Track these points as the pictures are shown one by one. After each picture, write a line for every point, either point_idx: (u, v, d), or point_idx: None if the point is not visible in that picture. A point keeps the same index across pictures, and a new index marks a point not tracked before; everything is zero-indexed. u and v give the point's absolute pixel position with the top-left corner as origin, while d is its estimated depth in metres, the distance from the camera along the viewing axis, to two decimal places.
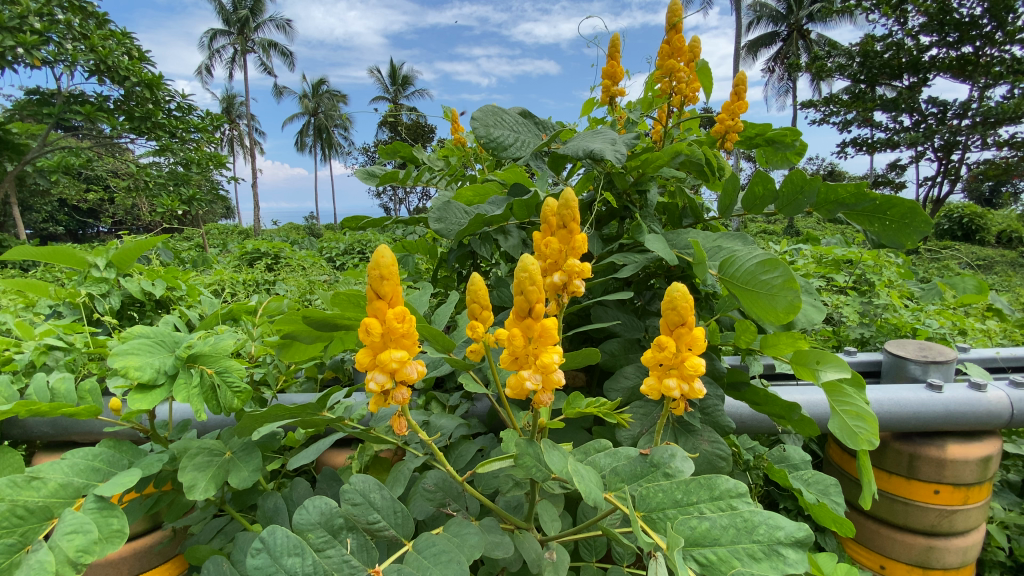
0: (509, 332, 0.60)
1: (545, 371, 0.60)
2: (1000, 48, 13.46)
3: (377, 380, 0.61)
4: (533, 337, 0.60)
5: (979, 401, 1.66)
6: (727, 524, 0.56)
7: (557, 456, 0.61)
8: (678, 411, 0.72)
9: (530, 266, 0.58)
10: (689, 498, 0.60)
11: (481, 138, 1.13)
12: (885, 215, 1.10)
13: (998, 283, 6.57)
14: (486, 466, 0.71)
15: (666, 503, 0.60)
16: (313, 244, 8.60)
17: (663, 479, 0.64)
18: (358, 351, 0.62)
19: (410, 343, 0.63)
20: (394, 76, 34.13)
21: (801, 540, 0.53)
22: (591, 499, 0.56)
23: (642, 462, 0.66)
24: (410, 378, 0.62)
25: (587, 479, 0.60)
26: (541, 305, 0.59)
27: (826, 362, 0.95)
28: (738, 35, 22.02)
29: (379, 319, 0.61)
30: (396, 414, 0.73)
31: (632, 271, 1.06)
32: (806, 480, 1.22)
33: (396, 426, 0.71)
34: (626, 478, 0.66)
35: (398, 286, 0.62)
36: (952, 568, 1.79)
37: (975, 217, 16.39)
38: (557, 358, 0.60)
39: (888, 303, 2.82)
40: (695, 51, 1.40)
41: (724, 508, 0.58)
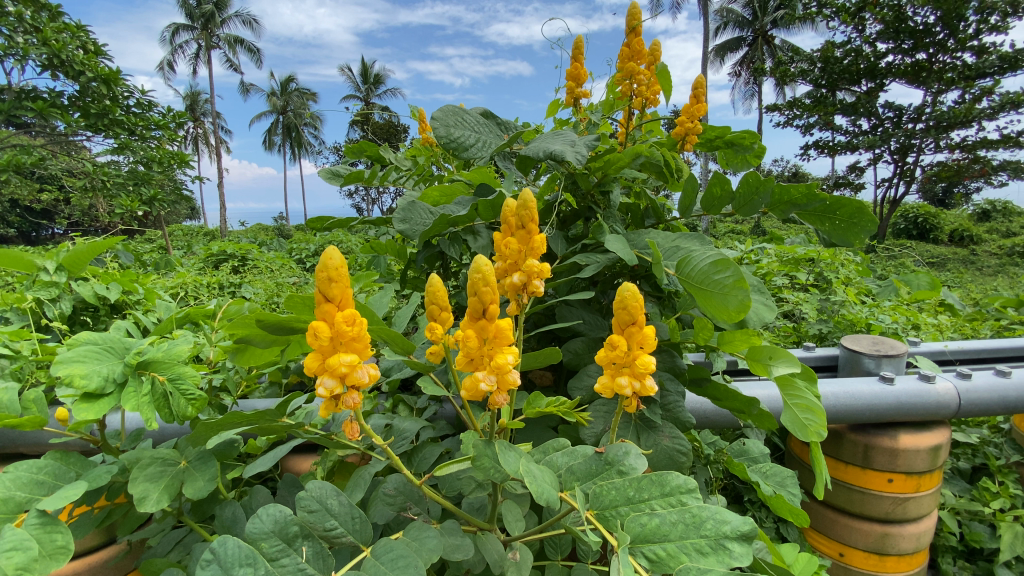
0: (463, 333, 0.59)
1: (500, 373, 0.59)
2: (952, 55, 14.20)
3: (326, 386, 0.59)
4: (487, 337, 0.59)
5: (928, 393, 1.74)
6: (676, 520, 0.56)
7: (511, 457, 0.61)
8: (632, 411, 0.73)
9: (485, 266, 0.57)
10: (641, 494, 0.60)
11: (440, 138, 1.08)
12: (835, 214, 1.12)
13: (950, 280, 6.91)
14: (444, 468, 0.70)
15: (619, 500, 0.60)
16: (283, 245, 8.40)
17: (616, 477, 0.63)
18: (306, 355, 0.60)
19: (362, 346, 0.61)
20: (366, 75, 33.66)
21: (746, 534, 0.54)
22: (543, 498, 0.56)
23: (597, 460, 0.66)
24: (362, 382, 0.60)
25: (540, 479, 0.59)
26: (496, 306, 0.58)
27: (778, 358, 0.99)
28: (707, 39, 22.50)
29: (328, 322, 0.59)
30: (349, 419, 0.70)
31: (593, 271, 1.06)
32: (764, 473, 1.25)
33: (348, 431, 0.69)
34: (580, 477, 0.65)
35: (348, 289, 0.61)
36: (906, 554, 1.87)
37: (929, 216, 17.23)
38: (512, 358, 0.59)
39: (842, 299, 2.94)
40: (655, 54, 1.42)
41: (674, 504, 0.58)
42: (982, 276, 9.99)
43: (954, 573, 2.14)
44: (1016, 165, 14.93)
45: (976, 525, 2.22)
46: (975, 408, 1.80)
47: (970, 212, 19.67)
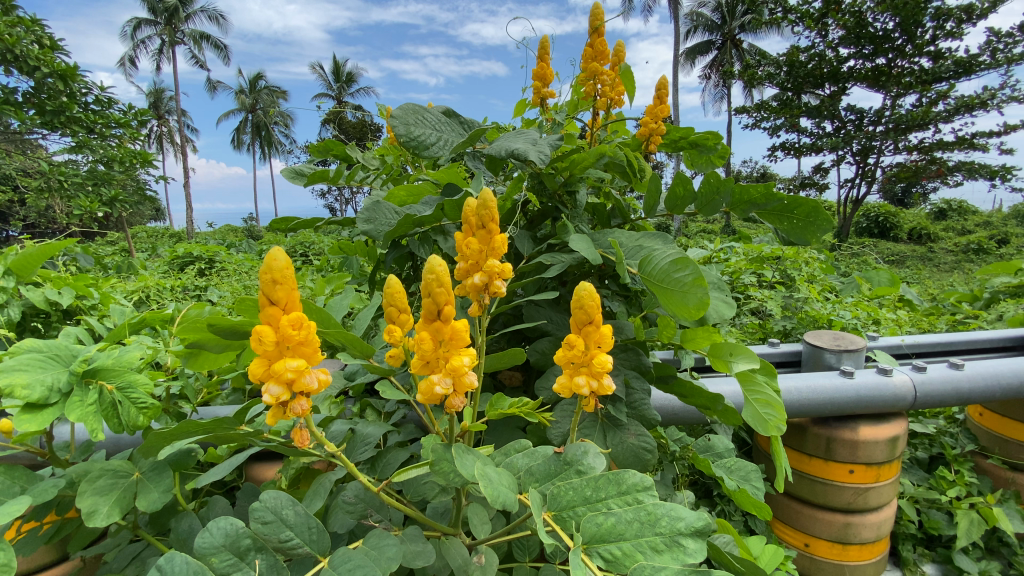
0: (417, 336, 0.57)
1: (456, 375, 0.57)
2: (909, 60, 14.81)
3: (272, 393, 0.56)
4: (443, 339, 0.58)
5: (885, 386, 1.80)
6: (631, 518, 0.56)
7: (468, 461, 0.59)
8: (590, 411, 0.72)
9: (438, 267, 0.55)
10: (598, 494, 0.59)
11: (399, 136, 1.03)
12: (792, 214, 1.14)
13: (909, 276, 7.20)
14: (402, 473, 0.69)
15: (576, 501, 0.59)
16: (252, 247, 8.18)
17: (575, 476, 0.63)
18: (251, 361, 0.57)
19: (311, 351, 0.59)
20: (338, 74, 33.18)
21: (700, 530, 0.54)
22: (499, 502, 0.54)
23: (556, 460, 0.65)
24: (310, 388, 0.58)
25: (497, 482, 0.58)
26: (451, 307, 0.57)
27: (737, 354, 1.01)
28: (678, 43, 22.92)
29: (274, 326, 0.57)
30: (299, 426, 0.68)
31: (558, 271, 1.06)
32: (728, 468, 1.28)
33: (298, 438, 0.66)
34: (539, 478, 0.64)
35: (295, 291, 0.58)
36: (868, 542, 1.94)
37: (889, 215, 17.92)
38: (467, 360, 0.57)
39: (805, 296, 3.03)
40: (618, 55, 1.42)
41: (630, 502, 0.57)
42: (939, 273, 10.43)
43: (915, 560, 2.21)
44: (970, 166, 15.65)
45: (934, 512, 2.31)
46: (929, 399, 1.87)
47: (928, 211, 20.52)
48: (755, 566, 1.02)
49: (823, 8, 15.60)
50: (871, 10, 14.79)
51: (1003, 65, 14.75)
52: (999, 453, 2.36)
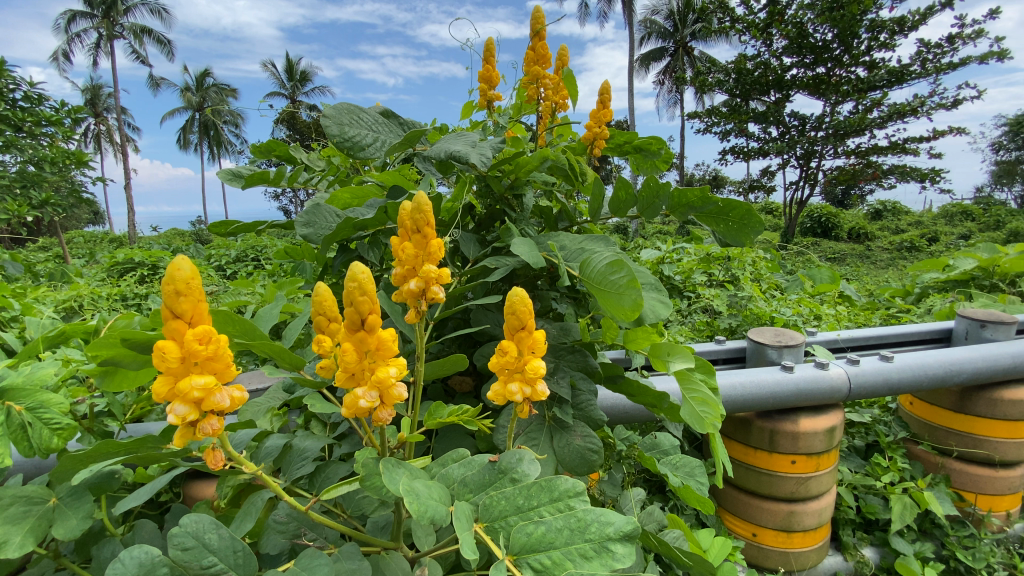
0: (339, 347, 0.55)
1: (383, 387, 0.55)
2: (846, 69, 15.72)
3: (177, 412, 0.53)
4: (369, 350, 0.56)
5: (822, 379, 1.89)
6: (562, 526, 0.54)
7: (395, 477, 0.56)
8: (527, 417, 0.71)
9: (362, 275, 0.53)
10: (530, 502, 0.58)
11: (332, 137, 0.99)
12: (728, 216, 1.17)
13: (849, 274, 7.64)
14: (331, 490, 0.66)
15: (508, 510, 0.58)
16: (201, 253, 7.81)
17: (509, 485, 0.61)
18: (154, 379, 0.54)
19: (223, 366, 0.56)
20: (291, 72, 32.21)
21: (629, 534, 0.53)
22: (424, 517, 0.52)
23: (490, 470, 0.63)
24: (221, 407, 0.55)
25: (427, 495, 0.56)
26: (376, 316, 0.54)
27: (674, 354, 1.04)
28: (633, 49, 23.51)
29: (179, 341, 0.54)
30: (213, 446, 0.64)
31: (502, 275, 1.05)
32: (674, 465, 1.30)
33: (211, 459, 0.63)
34: (473, 488, 0.62)
35: (204, 304, 0.55)
36: (810, 529, 2.03)
37: (830, 216, 18.95)
38: (394, 372, 0.56)
39: (750, 295, 3.15)
40: (561, 59, 1.44)
41: (561, 509, 0.56)
42: (877, 270, 11.10)
43: (854, 544, 2.32)
44: (902, 169, 16.72)
45: (871, 498, 2.43)
46: (863, 390, 1.97)
47: (866, 212, 21.83)
48: (704, 561, 1.13)
49: (768, 19, 16.36)
50: (811, 21, 15.62)
51: (930, 75, 15.88)
52: (929, 439, 2.52)
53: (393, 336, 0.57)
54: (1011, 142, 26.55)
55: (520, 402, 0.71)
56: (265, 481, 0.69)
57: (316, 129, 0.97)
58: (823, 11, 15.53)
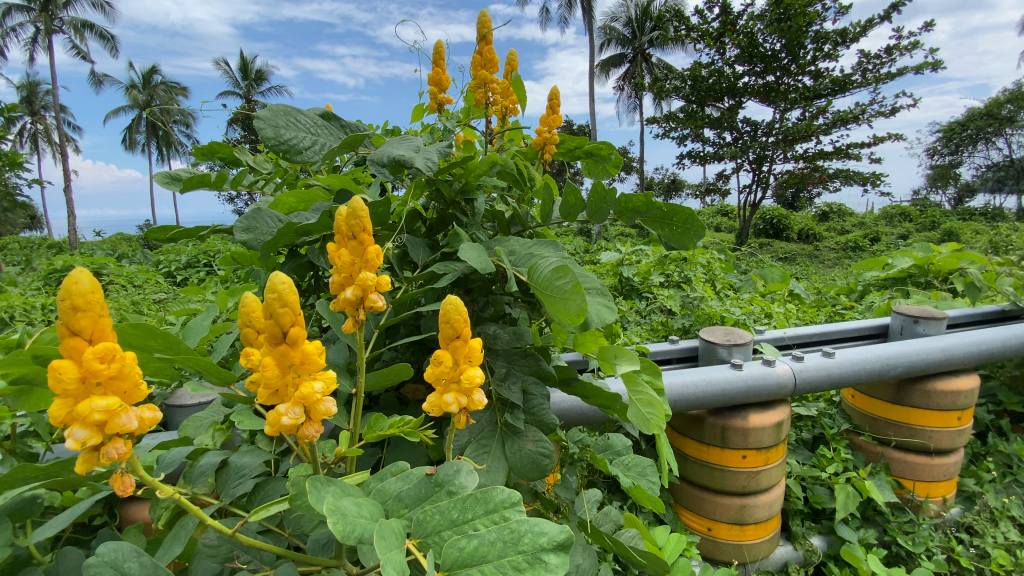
0: (260, 362, 0.53)
1: (306, 403, 0.54)
2: (794, 78, 16.47)
3: (77, 437, 0.50)
4: (292, 364, 0.54)
5: (769, 376, 1.96)
6: (495, 538, 0.53)
7: (324, 495, 0.54)
8: (465, 428, 0.71)
9: (283, 285, 0.51)
10: (465, 515, 0.57)
11: (266, 141, 0.94)
12: (671, 220, 1.20)
13: (800, 273, 7.98)
14: (259, 511, 0.63)
15: (442, 525, 0.56)
16: (149, 258, 7.44)
17: (445, 498, 0.60)
18: (51, 402, 0.50)
19: (130, 386, 0.53)
20: (245, 71, 31.16)
21: (563, 543, 0.53)
22: (350, 538, 0.49)
23: (427, 483, 0.61)
24: (128, 429, 0.52)
25: (356, 513, 0.53)
26: (298, 330, 0.53)
27: (621, 357, 1.07)
28: (593, 55, 23.94)
29: (79, 360, 0.51)
30: (124, 470, 0.60)
31: (450, 281, 1.03)
32: (626, 466, 1.32)
33: (119, 484, 0.59)
34: (409, 503, 0.60)
35: (108, 320, 0.52)
36: (762, 521, 2.10)
37: (781, 218, 19.80)
38: (318, 387, 0.54)
39: (703, 296, 3.25)
40: (510, 63, 1.44)
41: (496, 521, 0.55)
42: (826, 269, 11.63)
43: (803, 533, 2.41)
44: (845, 173, 17.64)
45: (818, 488, 2.53)
46: (807, 386, 2.05)
47: (814, 214, 22.92)
48: (658, 560, 1.15)
49: (721, 28, 16.98)
50: (761, 31, 16.32)
51: (870, 84, 16.84)
52: (869, 430, 2.65)
53: (319, 349, 0.56)
54: (942, 149, 28.43)
55: (457, 412, 0.70)
56: (189, 505, 0.65)
57: (249, 132, 0.93)
58: (771, 23, 16.25)
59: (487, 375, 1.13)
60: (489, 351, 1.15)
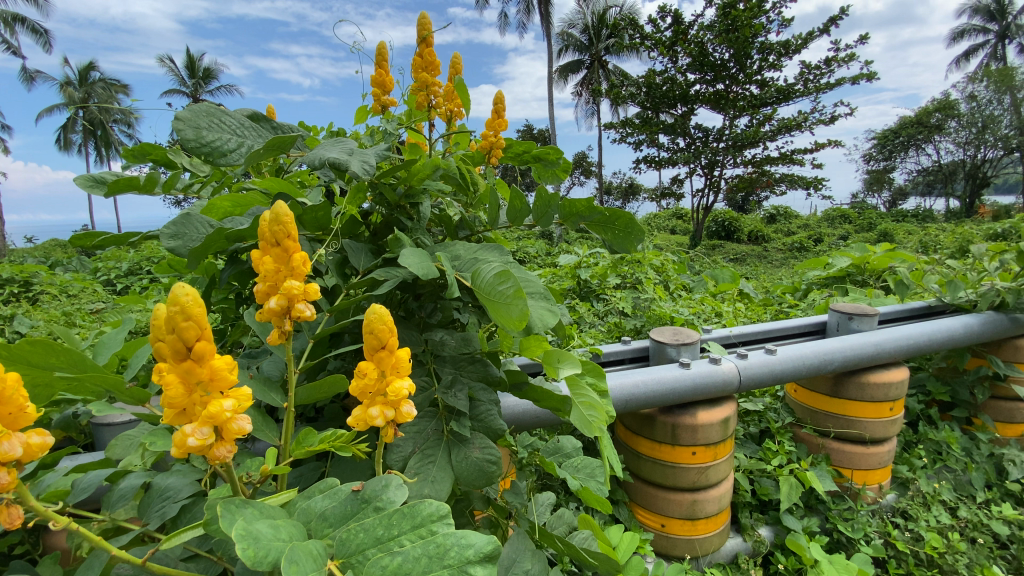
0: (162, 380, 0.50)
1: (215, 422, 0.51)
2: (742, 86, 17.17)
3: None
4: (201, 381, 0.52)
5: (716, 373, 2.02)
6: (419, 554, 0.51)
7: (238, 517, 0.52)
8: (393, 441, 0.69)
9: (185, 297, 0.48)
10: (391, 532, 0.55)
11: (185, 143, 0.89)
12: (613, 224, 1.22)
13: (751, 273, 8.28)
14: (172, 538, 0.60)
15: (366, 543, 0.54)
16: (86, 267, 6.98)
17: (371, 515, 0.57)
18: None
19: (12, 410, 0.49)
20: (192, 70, 29.87)
21: (489, 555, 0.52)
22: (261, 564, 0.47)
23: (352, 500, 0.59)
24: (10, 456, 0.48)
25: (271, 537, 0.51)
26: (204, 344, 0.50)
27: (564, 361, 1.07)
28: (551, 60, 24.22)
29: None
30: (10, 502, 0.56)
31: (391, 287, 1.00)
32: (576, 467, 1.33)
33: (6, 517, 0.54)
34: (334, 522, 0.58)
35: None
36: (712, 515, 2.16)
37: (732, 221, 20.58)
38: (227, 405, 0.52)
39: (655, 297, 3.33)
40: (454, 67, 1.43)
41: (423, 536, 0.53)
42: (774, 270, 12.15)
43: (751, 525, 2.50)
44: (790, 178, 18.51)
45: (764, 480, 2.63)
46: (750, 382, 2.13)
47: (762, 216, 23.94)
48: (609, 560, 1.15)
49: (673, 37, 17.53)
50: (710, 41, 16.93)
51: (811, 93, 17.75)
52: (811, 422, 2.78)
53: (230, 364, 0.53)
54: (877, 155, 30.28)
55: (384, 425, 0.69)
56: (91, 537, 0.61)
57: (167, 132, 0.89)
58: (719, 33, 16.90)
59: (433, 383, 1.10)
60: (436, 358, 1.15)
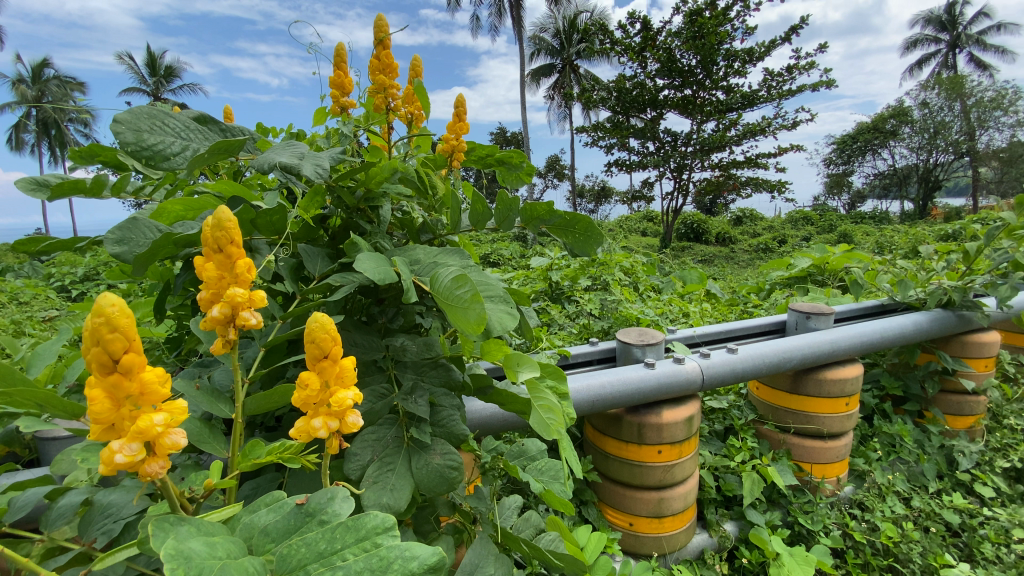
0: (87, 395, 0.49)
1: (144, 437, 0.50)
2: (708, 92, 17.59)
3: None
4: (130, 395, 0.51)
5: (680, 373, 2.06)
6: (361, 567, 0.51)
7: (171, 536, 0.50)
8: (338, 451, 0.68)
9: (111, 308, 0.48)
10: (334, 546, 0.53)
11: (124, 146, 0.86)
12: (573, 228, 1.23)
13: (719, 274, 8.48)
14: (106, 559, 0.58)
15: (308, 558, 0.53)
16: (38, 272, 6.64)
17: (316, 528, 0.56)
18: None
19: None
20: (153, 68, 28.86)
21: (433, 566, 0.52)
22: None
23: (296, 514, 0.58)
24: None
25: (205, 555, 0.49)
26: (131, 357, 0.50)
27: (523, 364, 1.07)
28: (523, 63, 24.34)
29: None
30: None
31: (347, 293, 0.98)
32: (540, 470, 1.33)
33: None
34: (276, 537, 0.56)
35: None
36: (678, 512, 2.19)
37: (700, 223, 21.04)
38: (157, 420, 0.51)
39: (623, 298, 3.37)
40: (414, 69, 1.42)
41: (366, 549, 0.53)
42: (741, 271, 12.48)
43: (717, 521, 2.56)
44: (755, 181, 19.05)
45: (729, 476, 2.69)
46: (713, 381, 2.18)
47: (729, 218, 24.57)
48: (575, 561, 1.16)
49: (642, 43, 17.85)
50: (678, 47, 17.30)
51: (775, 100, 18.32)
52: (772, 419, 2.86)
53: (161, 378, 0.53)
54: (835, 159, 31.49)
55: (329, 436, 0.67)
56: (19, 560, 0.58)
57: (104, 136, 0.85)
58: (687, 40, 17.28)
59: (393, 390, 1.08)
60: (397, 363, 1.13)
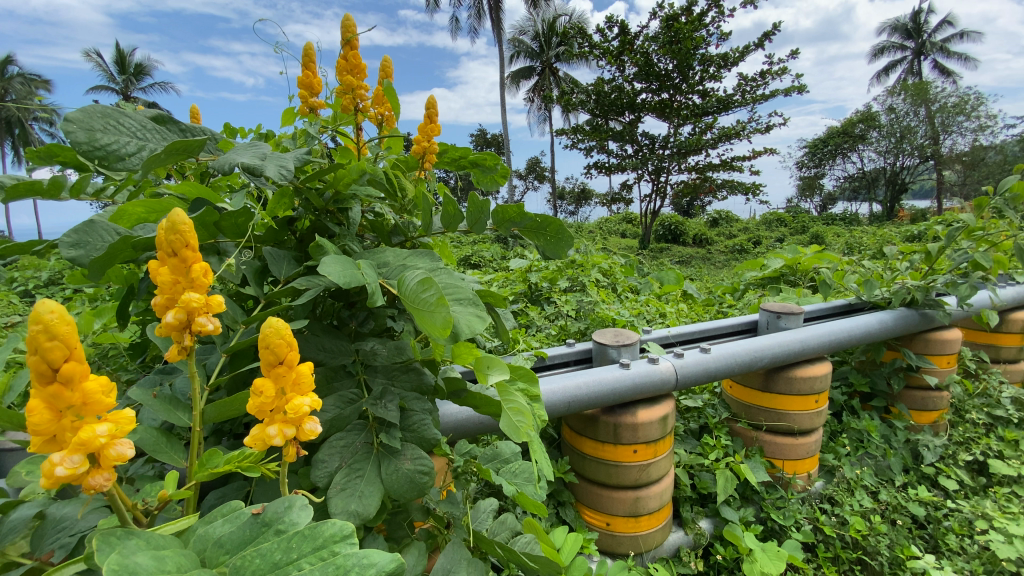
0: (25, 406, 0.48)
1: (87, 449, 0.49)
2: (685, 96, 17.87)
3: None
4: (71, 406, 0.50)
5: (654, 373, 2.08)
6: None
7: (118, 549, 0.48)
8: (297, 459, 0.67)
9: (50, 315, 0.47)
10: (290, 555, 0.52)
11: (75, 146, 0.83)
12: (544, 230, 1.23)
13: (696, 275, 8.63)
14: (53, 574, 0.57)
15: (263, 568, 0.52)
16: None
17: (272, 538, 0.55)
18: None
19: None
20: (121, 65, 28.04)
21: (391, 573, 0.51)
22: None
23: (252, 524, 0.56)
24: None
25: (154, 569, 0.48)
26: (71, 366, 0.49)
27: (493, 367, 1.07)
28: (503, 66, 24.39)
29: None
30: None
31: (312, 297, 0.97)
32: (513, 472, 1.33)
33: None
34: (231, 548, 0.55)
35: None
36: (654, 511, 2.21)
37: (677, 225, 21.34)
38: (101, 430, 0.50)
39: (601, 299, 3.39)
40: (384, 71, 1.41)
41: (323, 558, 0.52)
42: (718, 272, 12.69)
43: (692, 518, 2.59)
44: (730, 183, 19.41)
45: (703, 474, 2.73)
46: (686, 381, 2.21)
47: (706, 220, 24.98)
48: (548, 564, 1.16)
49: (620, 47, 18.05)
50: (655, 52, 17.54)
51: (749, 104, 18.70)
52: (745, 417, 2.91)
53: (105, 387, 0.52)
54: (807, 163, 32.33)
55: (287, 443, 0.66)
56: None
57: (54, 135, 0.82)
58: (664, 44, 17.53)
59: (362, 395, 1.07)
60: (367, 368, 1.12)
